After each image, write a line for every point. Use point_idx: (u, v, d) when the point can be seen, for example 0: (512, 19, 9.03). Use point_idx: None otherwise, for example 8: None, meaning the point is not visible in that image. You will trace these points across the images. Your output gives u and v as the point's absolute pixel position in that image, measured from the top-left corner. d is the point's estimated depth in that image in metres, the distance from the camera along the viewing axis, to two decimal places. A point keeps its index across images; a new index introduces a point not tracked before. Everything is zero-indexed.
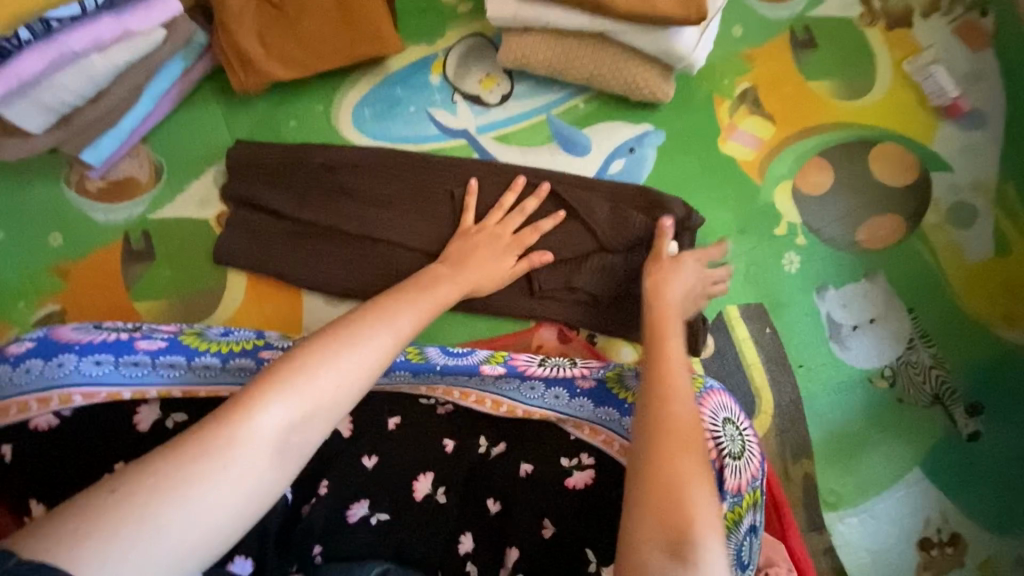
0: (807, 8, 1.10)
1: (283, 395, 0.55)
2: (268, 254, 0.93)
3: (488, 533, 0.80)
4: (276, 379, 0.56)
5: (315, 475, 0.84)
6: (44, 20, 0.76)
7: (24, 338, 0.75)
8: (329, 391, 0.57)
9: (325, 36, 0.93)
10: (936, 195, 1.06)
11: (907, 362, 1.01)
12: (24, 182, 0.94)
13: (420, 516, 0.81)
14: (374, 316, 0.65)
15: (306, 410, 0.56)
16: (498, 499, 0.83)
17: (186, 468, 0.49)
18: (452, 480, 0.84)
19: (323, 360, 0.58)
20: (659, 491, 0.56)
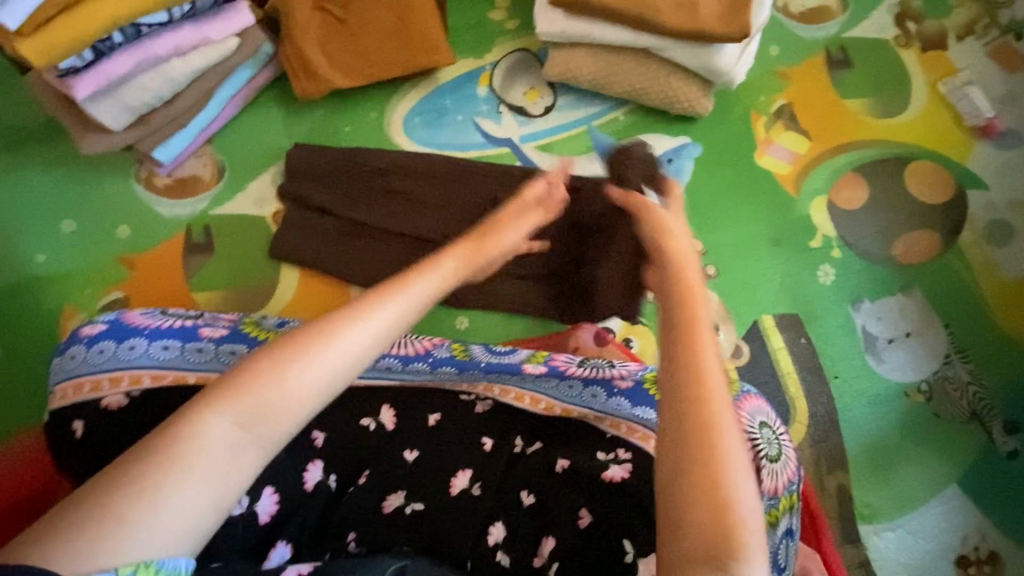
0: (843, 30, 1.14)
1: (241, 396, 0.50)
2: (322, 250, 0.97)
3: (520, 523, 0.80)
4: (237, 379, 0.51)
5: (356, 465, 0.85)
6: (136, 24, 0.81)
7: (97, 321, 0.79)
8: (299, 388, 0.51)
9: (383, 47, 0.99)
10: (972, 212, 1.07)
11: (943, 377, 1.01)
12: (98, 177, 1.00)
13: (453, 510, 0.81)
14: (363, 299, 0.56)
15: (270, 410, 0.50)
16: (532, 491, 0.83)
17: (140, 478, 0.46)
18: (488, 476, 0.84)
19: (292, 355, 0.52)
20: (691, 488, 0.46)
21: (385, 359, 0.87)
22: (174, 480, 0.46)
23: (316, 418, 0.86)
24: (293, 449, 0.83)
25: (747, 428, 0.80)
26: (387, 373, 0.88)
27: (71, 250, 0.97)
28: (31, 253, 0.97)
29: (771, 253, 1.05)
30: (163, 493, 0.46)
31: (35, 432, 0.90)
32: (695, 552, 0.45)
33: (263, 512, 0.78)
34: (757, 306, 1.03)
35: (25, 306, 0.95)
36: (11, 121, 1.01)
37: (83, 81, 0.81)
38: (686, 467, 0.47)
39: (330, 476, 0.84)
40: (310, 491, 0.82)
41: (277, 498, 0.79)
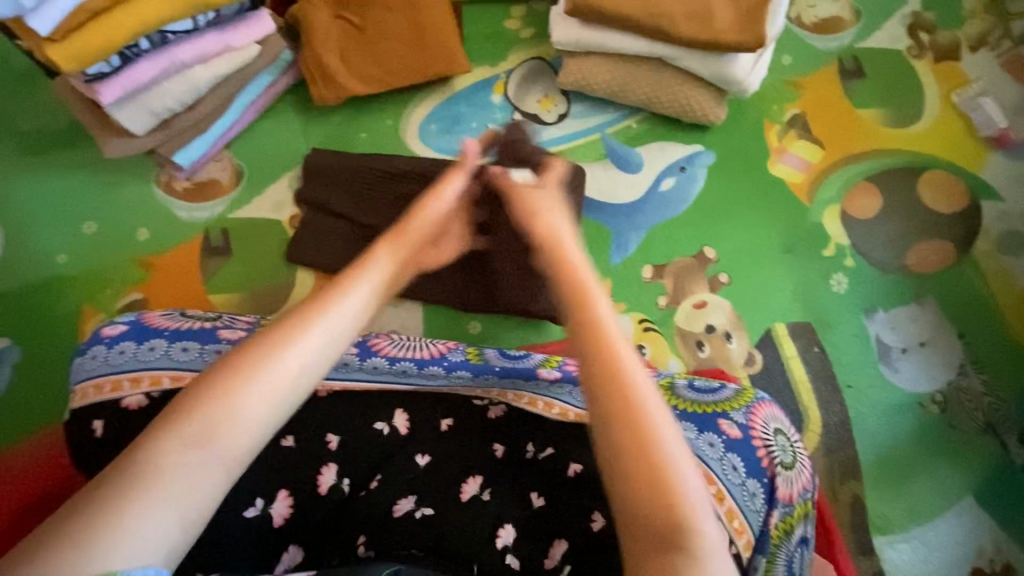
0: (856, 40, 1.14)
1: (193, 419, 0.52)
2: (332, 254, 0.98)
3: (530, 528, 0.78)
4: (188, 404, 0.53)
5: (367, 469, 0.82)
6: (161, 31, 0.83)
7: (118, 321, 0.81)
8: (253, 402, 0.53)
9: (400, 55, 1.01)
10: (986, 222, 1.07)
11: (958, 388, 1.01)
12: (119, 180, 1.02)
13: (463, 515, 0.78)
14: (303, 309, 0.58)
15: (223, 428, 0.52)
16: (542, 494, 0.80)
17: (105, 513, 0.47)
18: (499, 481, 0.81)
19: (241, 374, 0.54)
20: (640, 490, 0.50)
21: (402, 362, 0.87)
22: (142, 506, 0.48)
23: (328, 420, 0.84)
24: (307, 450, 0.82)
25: (762, 435, 0.81)
26: (403, 376, 0.86)
27: (92, 252, 0.99)
28: (52, 255, 0.99)
29: (783, 261, 1.05)
30: (133, 520, 0.47)
31: (57, 431, 0.91)
32: (650, 540, 0.49)
33: (276, 514, 0.78)
34: (769, 314, 1.03)
35: (46, 307, 0.97)
36: (35, 124, 1.03)
37: (110, 86, 0.83)
38: (629, 461, 0.51)
39: (343, 479, 0.81)
40: (323, 493, 0.80)
41: (291, 501, 0.79)
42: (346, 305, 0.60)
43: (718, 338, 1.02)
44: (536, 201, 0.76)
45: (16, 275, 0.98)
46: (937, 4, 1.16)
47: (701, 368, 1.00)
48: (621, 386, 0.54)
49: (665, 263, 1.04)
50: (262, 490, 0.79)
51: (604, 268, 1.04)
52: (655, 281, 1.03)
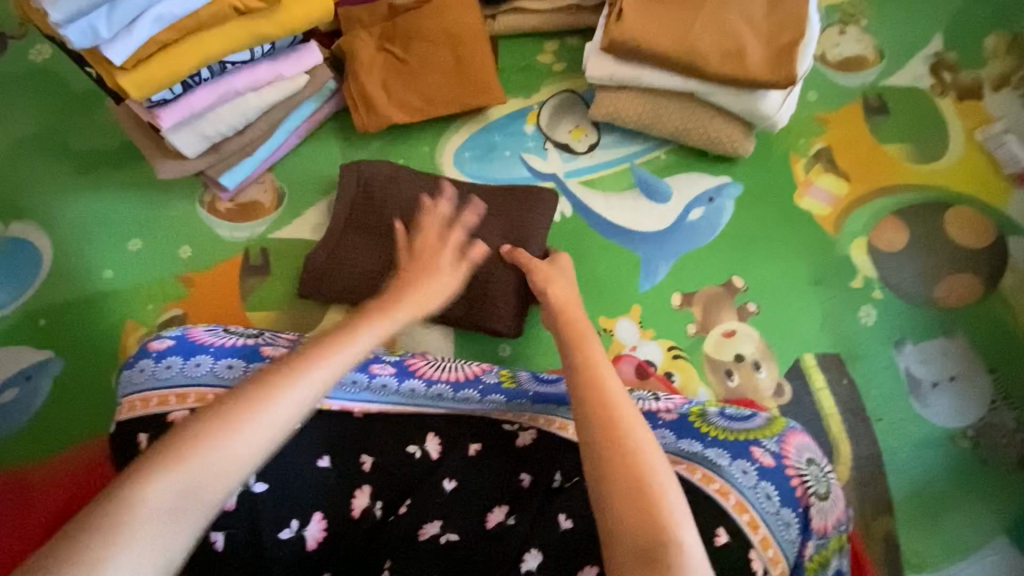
0: (879, 78, 1.18)
1: (181, 464, 0.54)
2: (316, 262, 0.98)
3: (560, 554, 0.72)
4: (176, 448, 0.55)
5: (398, 492, 0.81)
6: (222, 62, 0.88)
7: (164, 336, 0.84)
8: (238, 452, 0.56)
9: (440, 86, 1.05)
10: (1014, 258, 1.07)
11: (990, 424, 1.00)
12: (165, 199, 1.06)
13: (486, 543, 0.75)
14: (290, 366, 0.62)
15: (209, 477, 0.55)
16: (571, 515, 0.75)
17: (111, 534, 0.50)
18: (524, 509, 0.78)
19: (230, 423, 0.57)
20: (625, 501, 0.55)
21: (438, 385, 0.88)
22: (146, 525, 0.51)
23: (362, 441, 0.84)
24: (341, 471, 0.81)
25: (795, 465, 0.81)
26: (437, 400, 0.87)
27: (137, 267, 1.02)
28: (99, 269, 1.02)
29: (811, 292, 1.06)
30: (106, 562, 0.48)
31: (102, 442, 0.93)
32: (632, 556, 0.52)
33: (310, 537, 0.77)
34: (798, 345, 1.04)
35: (90, 320, 0.99)
36: (89, 144, 1.08)
37: (169, 112, 0.87)
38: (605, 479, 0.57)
39: (377, 502, 0.80)
40: (356, 517, 0.79)
41: (326, 523, 0.77)
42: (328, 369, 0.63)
43: (747, 367, 1.02)
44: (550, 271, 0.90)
45: (63, 289, 1.01)
46: (960, 45, 1.19)
47: (730, 398, 1.00)
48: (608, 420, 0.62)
49: (694, 291, 1.05)
50: (298, 511, 0.77)
51: (634, 294, 1.05)
52: (685, 309, 1.04)
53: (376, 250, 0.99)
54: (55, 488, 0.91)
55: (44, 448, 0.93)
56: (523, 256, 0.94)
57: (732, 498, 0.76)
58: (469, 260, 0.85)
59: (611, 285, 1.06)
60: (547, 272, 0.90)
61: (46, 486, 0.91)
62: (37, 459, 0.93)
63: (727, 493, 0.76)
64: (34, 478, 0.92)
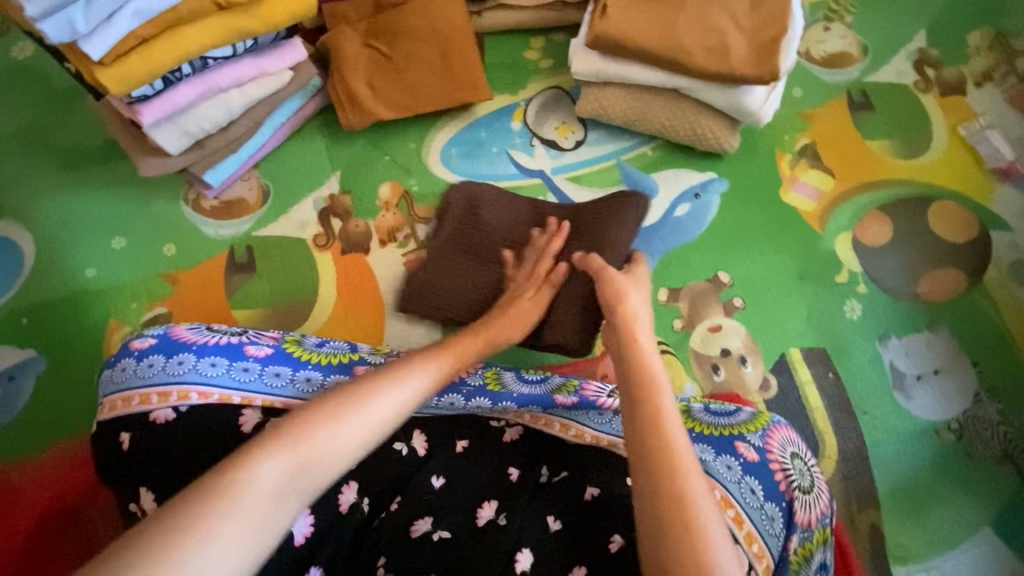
0: (863, 74, 1.18)
1: (291, 449, 0.59)
2: (420, 278, 1.00)
3: (550, 551, 0.73)
4: (286, 435, 0.60)
5: (387, 490, 0.81)
6: (203, 58, 0.87)
7: (146, 335, 0.84)
8: (344, 443, 0.61)
9: (426, 83, 1.05)
10: (997, 252, 1.08)
11: (973, 416, 1.01)
12: (149, 197, 1.05)
13: (479, 541, 0.74)
14: (389, 374, 0.68)
15: (314, 464, 0.59)
16: (559, 517, 0.76)
17: (190, 533, 0.51)
18: (515, 506, 0.78)
19: (331, 419, 0.62)
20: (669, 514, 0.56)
21: None
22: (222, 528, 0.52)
23: None
24: None
25: (779, 458, 0.81)
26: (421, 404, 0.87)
27: (120, 266, 1.01)
28: (81, 268, 1.01)
29: (797, 287, 1.06)
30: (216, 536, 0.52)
31: (82, 444, 0.92)
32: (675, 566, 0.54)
33: (297, 533, 0.75)
34: (784, 340, 1.04)
35: (72, 318, 0.99)
36: (71, 142, 1.07)
37: (151, 108, 0.87)
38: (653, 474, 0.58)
39: (364, 498, 0.80)
40: (344, 512, 0.78)
41: (312, 519, 0.76)
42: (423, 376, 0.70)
43: (734, 362, 1.02)
44: (621, 281, 0.79)
45: (44, 288, 1.00)
46: (944, 41, 1.20)
47: (717, 392, 1.01)
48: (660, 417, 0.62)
49: (680, 287, 1.06)
50: None
51: None
52: (671, 304, 1.05)
53: (473, 269, 0.99)
54: (34, 489, 0.90)
55: (24, 449, 0.92)
56: (597, 263, 0.82)
57: (717, 494, 0.75)
58: (553, 282, 0.91)
59: None
60: (623, 285, 0.78)
61: (24, 488, 0.90)
62: (16, 460, 0.92)
63: (712, 488, 0.76)
64: (12, 480, 0.90)
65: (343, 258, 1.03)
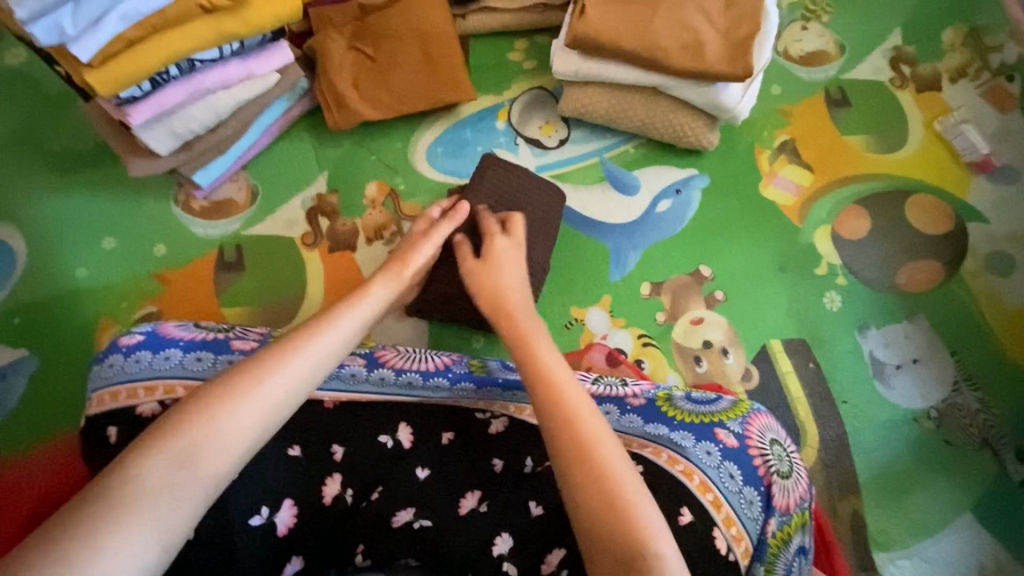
0: (840, 72, 1.21)
1: (172, 443, 0.54)
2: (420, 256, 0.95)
3: (528, 536, 0.75)
4: (166, 431, 0.55)
5: (369, 481, 0.82)
6: (190, 60, 0.89)
7: (134, 332, 0.86)
8: (245, 417, 0.57)
9: (411, 83, 1.07)
10: (973, 244, 1.10)
11: (952, 404, 1.03)
12: (140, 198, 1.07)
13: (460, 530, 0.76)
14: (288, 344, 0.63)
15: (207, 452, 0.55)
16: (541, 502, 0.77)
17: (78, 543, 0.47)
18: (495, 494, 0.79)
19: (225, 400, 0.57)
20: (593, 493, 0.57)
21: (407, 374, 0.92)
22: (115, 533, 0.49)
23: (334, 432, 0.85)
24: (313, 462, 0.82)
25: (758, 445, 0.83)
26: (409, 389, 0.90)
27: (112, 266, 1.03)
28: (73, 268, 1.03)
29: (776, 279, 1.08)
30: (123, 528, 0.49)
31: (72, 439, 0.94)
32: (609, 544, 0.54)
33: (281, 523, 0.78)
34: (765, 331, 1.06)
35: (64, 318, 1.00)
36: (63, 145, 1.09)
37: (139, 109, 0.89)
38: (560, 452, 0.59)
39: (347, 489, 0.81)
40: (328, 503, 0.80)
41: (296, 510, 0.79)
42: (325, 343, 0.65)
43: (715, 353, 1.04)
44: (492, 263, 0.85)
45: (37, 288, 1.02)
46: (919, 38, 1.23)
47: (699, 383, 1.02)
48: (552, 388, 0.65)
49: (663, 280, 1.08)
50: (268, 498, 0.78)
51: (603, 284, 1.07)
52: (653, 297, 1.07)
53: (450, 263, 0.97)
54: (27, 486, 0.91)
55: (21, 444, 0.94)
56: (465, 253, 0.88)
57: (696, 478, 0.77)
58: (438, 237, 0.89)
59: (582, 279, 1.08)
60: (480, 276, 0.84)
61: (17, 486, 0.91)
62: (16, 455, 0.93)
63: (691, 473, 0.78)
64: (4, 478, 0.92)
65: (331, 256, 1.05)
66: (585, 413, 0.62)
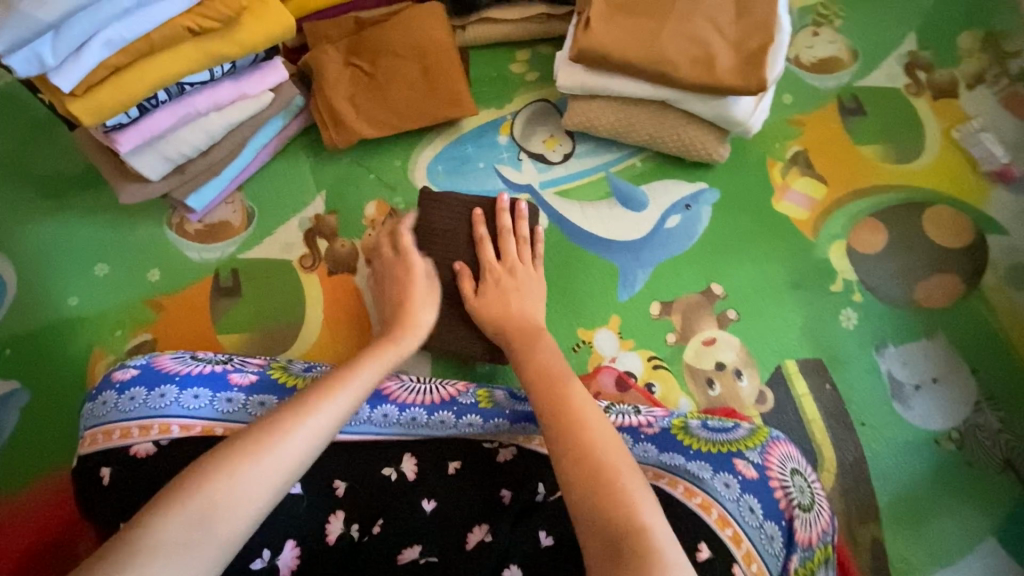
0: (853, 79, 1.17)
1: (194, 499, 0.55)
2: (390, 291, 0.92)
3: (537, 567, 0.71)
4: (189, 486, 0.55)
5: (370, 512, 0.79)
6: (179, 83, 0.86)
7: (129, 366, 0.83)
8: (267, 470, 0.57)
9: (409, 99, 1.03)
10: (994, 256, 1.07)
11: (974, 425, 0.99)
12: (133, 223, 1.03)
13: (468, 565, 0.72)
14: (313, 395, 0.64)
15: (228, 507, 0.55)
16: (551, 532, 0.74)
17: None
18: (500, 523, 0.76)
19: (248, 453, 0.57)
20: (610, 528, 0.58)
21: (411, 410, 0.88)
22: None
23: (338, 466, 0.82)
24: (315, 497, 0.79)
25: (778, 476, 0.80)
26: (412, 426, 0.87)
27: (104, 293, 1.00)
28: (64, 297, 0.99)
29: (790, 296, 1.05)
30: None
31: (65, 476, 0.92)
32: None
33: (284, 564, 0.75)
34: (779, 351, 1.02)
35: (56, 348, 0.97)
36: (53, 169, 1.06)
37: (127, 136, 0.85)
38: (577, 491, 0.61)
39: (352, 526, 0.78)
40: (331, 543, 0.77)
41: (299, 551, 0.76)
42: (347, 394, 0.65)
43: (729, 376, 1.01)
44: (489, 298, 0.91)
45: (28, 317, 0.99)
46: (935, 43, 1.19)
47: (712, 407, 0.99)
48: (570, 422, 0.67)
49: (673, 299, 1.04)
50: (270, 539, 0.75)
51: (612, 305, 1.04)
52: (663, 318, 1.03)
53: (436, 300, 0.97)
54: (16, 527, 0.89)
55: (14, 479, 0.91)
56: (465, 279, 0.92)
57: (715, 513, 0.74)
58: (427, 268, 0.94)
59: (589, 298, 1.04)
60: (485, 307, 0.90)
61: (10, 524, 0.89)
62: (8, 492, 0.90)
63: (709, 507, 0.74)
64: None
65: (330, 279, 1.02)
66: (604, 453, 0.64)
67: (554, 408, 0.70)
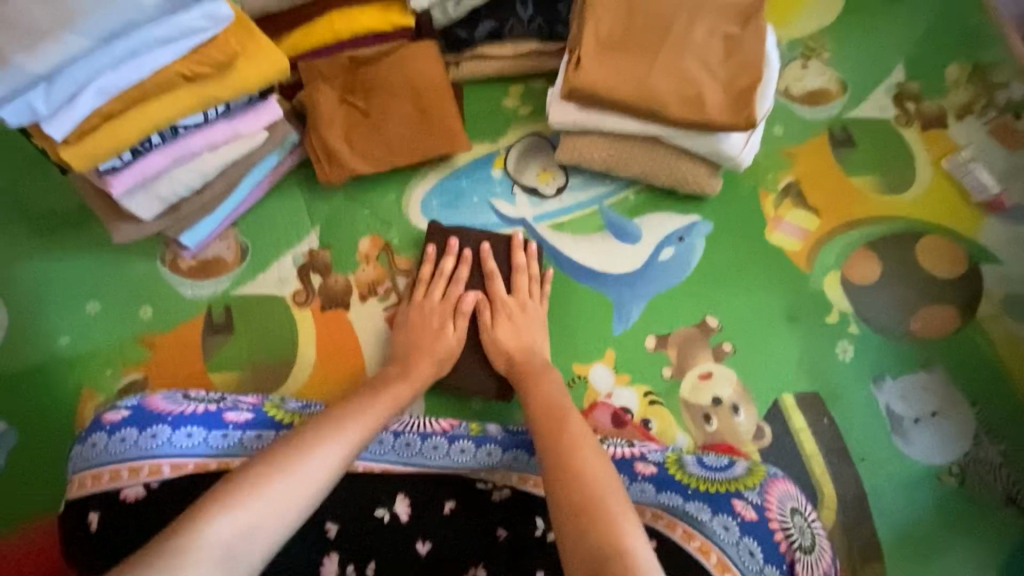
0: (843, 111, 1.18)
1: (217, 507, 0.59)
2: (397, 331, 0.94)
3: None
4: (216, 495, 0.61)
5: (365, 552, 0.77)
6: (174, 126, 0.87)
7: (120, 406, 0.81)
8: (282, 486, 0.62)
9: (403, 134, 1.04)
10: (989, 286, 1.07)
11: (975, 459, 0.98)
12: (125, 260, 1.03)
13: None
14: (329, 424, 0.70)
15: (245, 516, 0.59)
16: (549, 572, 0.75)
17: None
18: (496, 562, 0.77)
19: (268, 471, 0.63)
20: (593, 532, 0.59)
21: (404, 435, 0.84)
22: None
23: (327, 507, 0.79)
24: (307, 539, 0.78)
25: (779, 518, 0.78)
26: (406, 453, 0.83)
27: (95, 331, 0.99)
28: (55, 336, 0.99)
29: (785, 328, 1.04)
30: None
31: (52, 521, 0.90)
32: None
33: None
34: (777, 384, 1.02)
35: (46, 388, 0.96)
36: (47, 206, 1.06)
37: (121, 178, 0.86)
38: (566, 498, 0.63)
39: (346, 566, 0.77)
40: None
41: None
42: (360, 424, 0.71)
43: (726, 411, 1.00)
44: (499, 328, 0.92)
45: (18, 356, 0.98)
46: (923, 75, 1.20)
47: (709, 443, 0.98)
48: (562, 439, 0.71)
49: (668, 332, 1.04)
50: None
51: (607, 338, 1.03)
52: (659, 351, 1.03)
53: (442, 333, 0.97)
54: (2, 572, 0.88)
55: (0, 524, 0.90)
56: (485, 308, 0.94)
57: (713, 557, 0.73)
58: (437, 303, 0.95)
59: (584, 332, 1.04)
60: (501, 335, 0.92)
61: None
62: None
63: (708, 552, 0.74)
64: None
65: (323, 315, 1.01)
66: (594, 464, 0.67)
67: (549, 428, 0.74)
